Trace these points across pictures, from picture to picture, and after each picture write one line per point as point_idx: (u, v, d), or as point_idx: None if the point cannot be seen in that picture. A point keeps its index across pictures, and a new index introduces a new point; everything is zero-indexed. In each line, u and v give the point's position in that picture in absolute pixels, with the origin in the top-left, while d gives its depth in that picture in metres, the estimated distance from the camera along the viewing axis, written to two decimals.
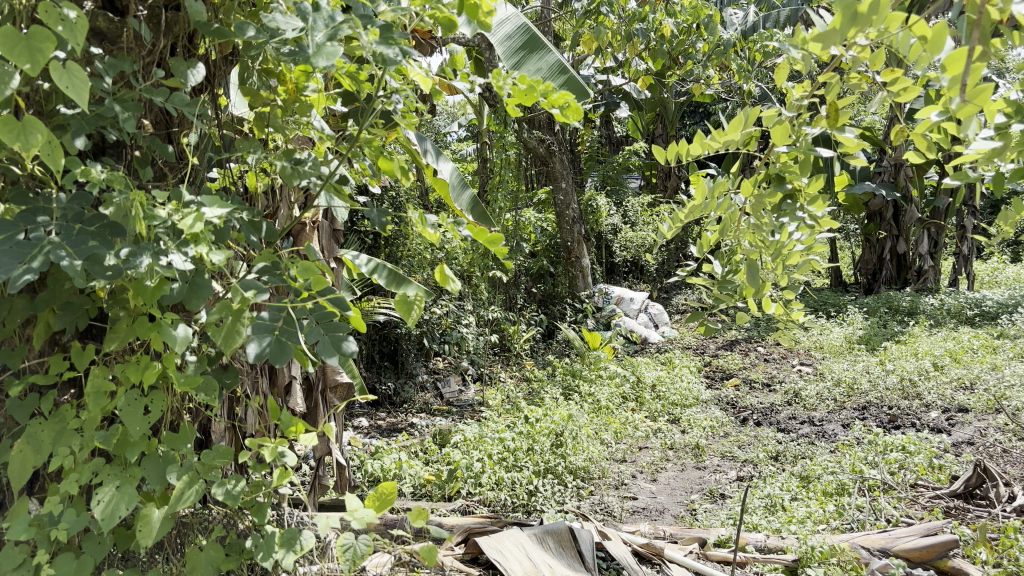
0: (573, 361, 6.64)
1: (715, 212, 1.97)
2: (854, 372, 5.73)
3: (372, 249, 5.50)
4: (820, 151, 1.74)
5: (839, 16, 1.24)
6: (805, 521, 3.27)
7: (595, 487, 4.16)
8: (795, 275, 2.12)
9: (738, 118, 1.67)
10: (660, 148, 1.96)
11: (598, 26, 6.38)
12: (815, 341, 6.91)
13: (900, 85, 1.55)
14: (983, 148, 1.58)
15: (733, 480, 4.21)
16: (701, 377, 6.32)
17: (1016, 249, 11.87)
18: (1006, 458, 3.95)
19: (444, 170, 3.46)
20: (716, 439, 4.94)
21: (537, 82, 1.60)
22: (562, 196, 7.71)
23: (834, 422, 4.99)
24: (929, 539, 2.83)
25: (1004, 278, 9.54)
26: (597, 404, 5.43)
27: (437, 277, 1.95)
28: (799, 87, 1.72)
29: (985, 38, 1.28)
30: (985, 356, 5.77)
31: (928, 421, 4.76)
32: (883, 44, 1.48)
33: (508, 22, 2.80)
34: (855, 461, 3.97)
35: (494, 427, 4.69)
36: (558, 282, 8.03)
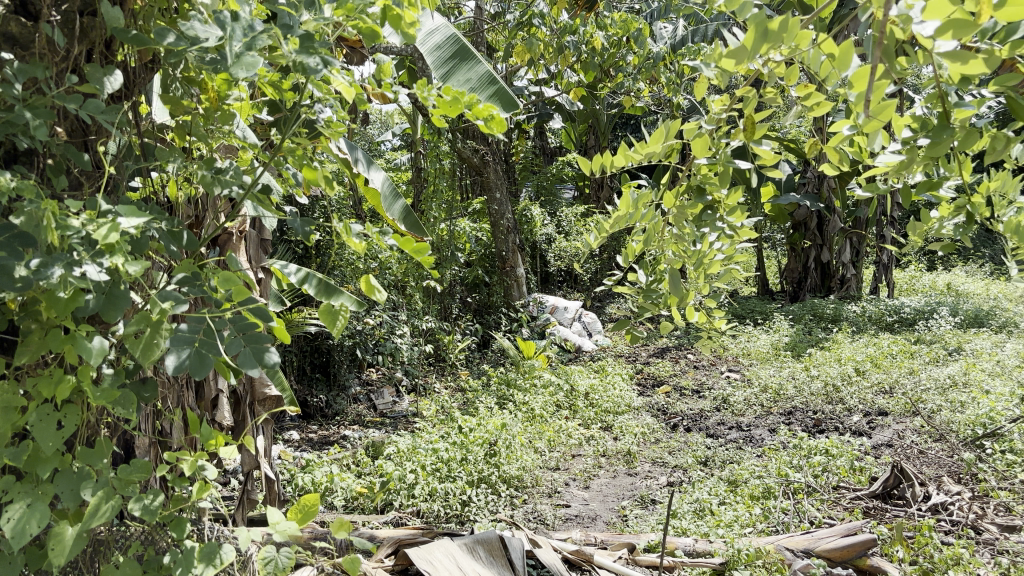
0: (508, 370, 6.66)
1: (640, 223, 2.01)
2: (780, 378, 5.88)
3: (303, 259, 5.43)
4: (738, 163, 1.79)
5: (751, 33, 1.29)
6: (732, 525, 3.31)
7: (528, 496, 4.18)
8: (716, 284, 2.19)
9: (659, 131, 1.71)
10: (586, 159, 1.99)
11: (530, 38, 6.44)
12: (743, 348, 7.07)
13: (813, 100, 1.61)
14: (890, 161, 1.72)
15: (663, 486, 4.27)
16: (632, 385, 6.41)
17: (933, 258, 12.34)
18: (922, 459, 4.10)
19: (376, 179, 3.44)
20: (648, 445, 5.01)
21: (461, 93, 1.62)
22: (496, 205, 7.73)
23: (760, 427, 5.11)
24: (848, 539, 2.92)
25: (921, 286, 9.90)
26: (531, 412, 5.45)
27: (363, 287, 1.94)
28: (718, 100, 1.76)
29: (889, 57, 1.34)
30: (903, 361, 5.97)
31: (850, 425, 4.91)
32: (796, 61, 1.53)
33: (437, 32, 2.82)
34: (781, 465, 4.06)
35: (427, 438, 4.67)
36: (493, 292, 8.04)
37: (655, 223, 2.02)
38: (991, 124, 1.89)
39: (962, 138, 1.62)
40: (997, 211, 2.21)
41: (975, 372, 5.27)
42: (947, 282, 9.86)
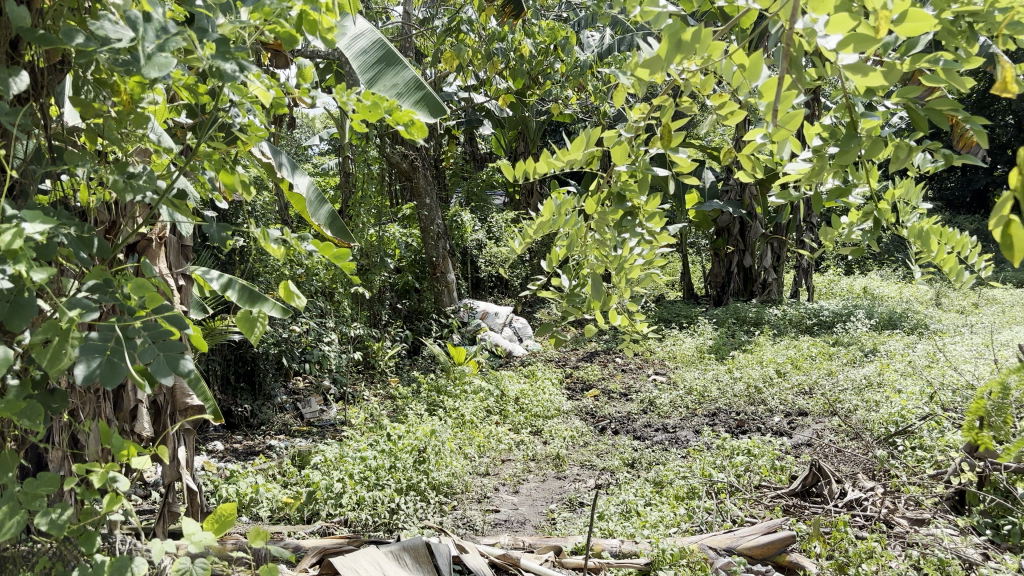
0: (438, 376, 6.63)
1: (562, 228, 2.04)
2: (705, 380, 6.00)
3: (227, 266, 5.33)
4: (655, 170, 1.83)
5: (665, 43, 1.32)
6: (657, 525, 3.37)
7: (457, 502, 4.18)
8: (637, 289, 2.24)
9: (580, 138, 1.74)
10: (509, 166, 2.01)
11: (458, 44, 6.45)
12: (669, 352, 7.20)
13: (727, 109, 1.65)
14: (801, 169, 1.78)
15: (591, 489, 4.31)
16: (562, 389, 6.45)
17: (850, 263, 12.78)
18: (839, 457, 4.22)
19: (301, 184, 3.40)
20: (576, 448, 5.05)
21: (381, 98, 1.62)
22: (427, 211, 7.68)
23: (686, 429, 5.21)
24: (770, 536, 3.01)
25: (839, 290, 10.23)
26: (461, 418, 5.44)
27: (281, 294, 1.91)
28: (636, 109, 1.80)
29: (796, 68, 1.39)
30: (822, 362, 6.17)
31: (771, 425, 5.05)
32: (710, 71, 1.58)
33: (363, 36, 2.81)
34: (705, 465, 4.15)
35: (355, 447, 4.62)
36: (423, 297, 7.96)
37: (578, 229, 2.04)
38: (895, 135, 1.98)
39: (868, 147, 1.69)
40: (903, 217, 2.31)
41: (888, 372, 5.48)
42: (863, 286, 10.22)
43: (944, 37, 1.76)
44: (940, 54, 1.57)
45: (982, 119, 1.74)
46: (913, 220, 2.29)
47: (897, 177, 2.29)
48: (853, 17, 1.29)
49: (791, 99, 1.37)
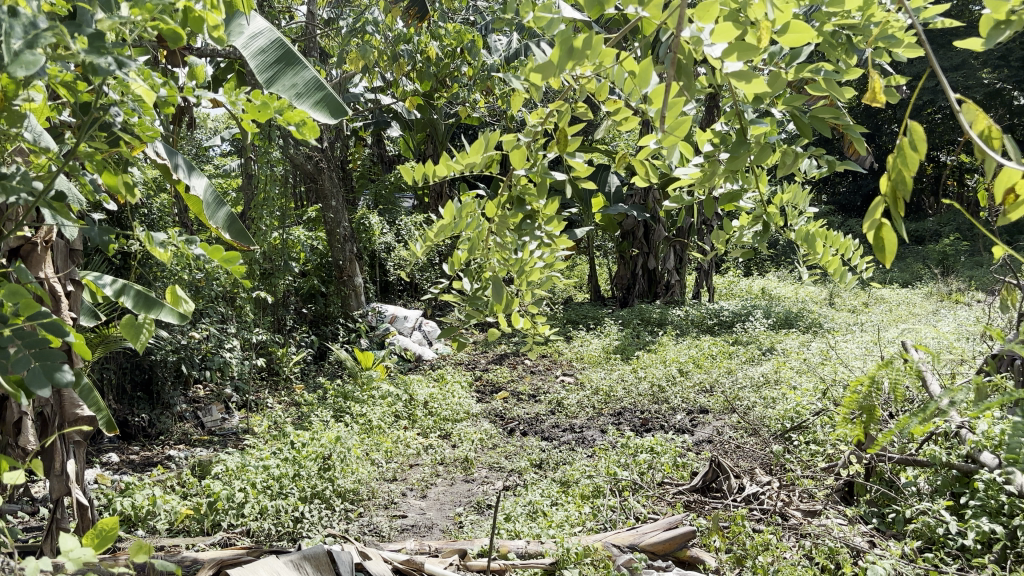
0: (345, 381, 6.54)
1: (463, 231, 2.04)
2: (610, 381, 6.10)
3: (122, 270, 5.13)
4: (554, 173, 1.85)
5: (557, 49, 1.34)
6: (562, 525, 3.41)
7: (363, 509, 4.13)
8: (537, 291, 2.26)
9: (478, 141, 1.74)
10: (408, 168, 1.99)
11: (363, 46, 6.40)
12: (576, 353, 7.29)
13: (622, 116, 1.69)
14: (693, 173, 1.83)
15: (499, 491, 4.31)
16: (471, 392, 6.44)
17: (749, 264, 13.20)
18: (738, 453, 4.34)
19: (198, 185, 3.30)
20: (484, 451, 5.05)
21: (272, 98, 1.59)
22: (333, 213, 7.54)
23: (592, 429, 5.29)
24: (671, 532, 3.09)
25: (740, 291, 10.55)
26: (368, 424, 5.37)
27: (167, 299, 1.86)
28: (534, 114, 1.82)
29: (684, 75, 1.43)
30: (722, 361, 6.35)
31: (674, 423, 5.17)
32: (604, 77, 1.61)
33: (262, 36, 2.76)
34: (609, 464, 4.21)
35: (258, 455, 4.50)
36: (330, 302, 7.84)
37: (480, 232, 2.04)
38: (783, 142, 2.06)
39: (756, 153, 1.76)
40: (791, 221, 2.41)
41: (784, 370, 5.68)
42: (761, 287, 10.57)
43: (825, 48, 1.85)
44: (821, 64, 1.65)
45: (861, 127, 1.84)
46: (800, 224, 2.40)
47: (785, 182, 2.39)
48: (736, 26, 1.33)
49: (680, 105, 1.41)
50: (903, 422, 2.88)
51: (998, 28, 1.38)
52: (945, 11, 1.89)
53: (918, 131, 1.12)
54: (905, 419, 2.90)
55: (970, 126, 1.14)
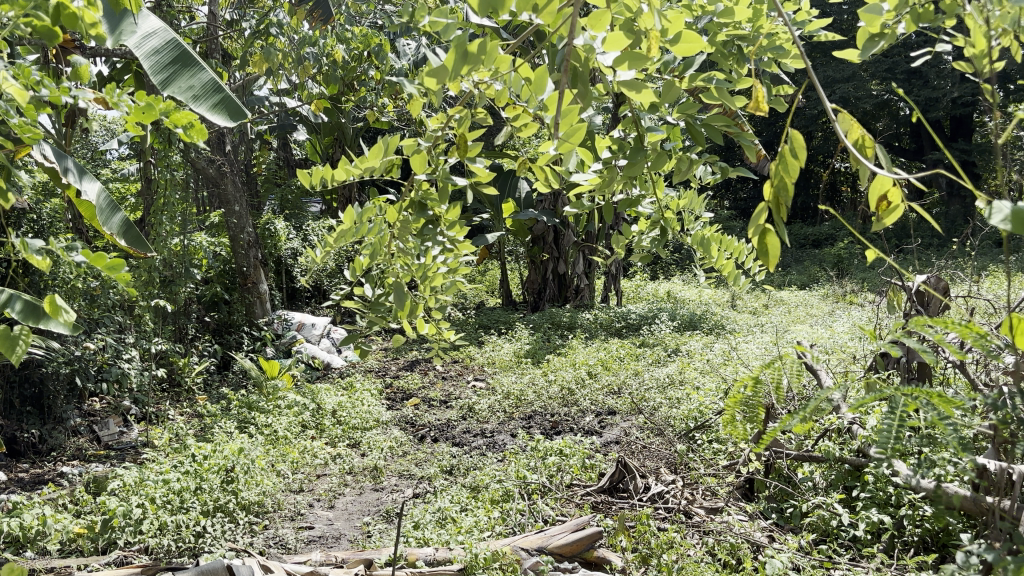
0: (250, 391, 6.37)
1: (363, 236, 2.01)
2: (521, 385, 6.12)
3: (6, 279, 4.88)
4: (454, 179, 1.84)
5: (452, 54, 1.33)
6: (471, 530, 3.41)
7: (268, 521, 4.04)
8: (441, 294, 2.26)
9: (377, 145, 1.71)
10: (305, 173, 1.94)
11: (267, 48, 6.27)
12: (488, 358, 7.29)
13: (522, 121, 1.69)
14: (591, 178, 1.85)
15: (408, 498, 4.28)
16: (381, 400, 6.36)
17: (655, 268, 13.50)
18: (644, 452, 4.42)
19: (88, 189, 3.16)
20: (394, 459, 5.00)
21: (157, 100, 1.55)
22: (236, 218, 7.34)
23: (503, 433, 5.31)
24: (578, 534, 3.13)
25: (646, 294, 10.77)
26: (273, 434, 5.24)
27: (45, 308, 1.77)
28: (433, 119, 1.81)
29: (580, 83, 1.45)
30: (630, 363, 6.47)
31: (582, 425, 5.24)
32: (503, 81, 1.61)
33: (156, 36, 2.67)
34: (519, 467, 4.23)
35: (157, 469, 4.33)
36: (234, 309, 7.64)
37: (381, 238, 2.01)
38: (680, 148, 2.12)
39: (653, 159, 1.80)
40: (688, 226, 2.49)
41: (689, 371, 5.83)
42: (666, 290, 10.81)
43: (717, 58, 1.93)
44: (713, 73, 1.71)
45: (751, 134, 1.91)
46: (696, 229, 2.48)
47: (682, 188, 2.47)
48: (627, 34, 1.36)
49: (575, 113, 1.43)
50: (796, 415, 3.00)
51: (872, 41, 1.46)
52: (827, 23, 1.99)
53: (799, 138, 1.17)
54: (798, 413, 3.02)
55: (846, 134, 1.20)
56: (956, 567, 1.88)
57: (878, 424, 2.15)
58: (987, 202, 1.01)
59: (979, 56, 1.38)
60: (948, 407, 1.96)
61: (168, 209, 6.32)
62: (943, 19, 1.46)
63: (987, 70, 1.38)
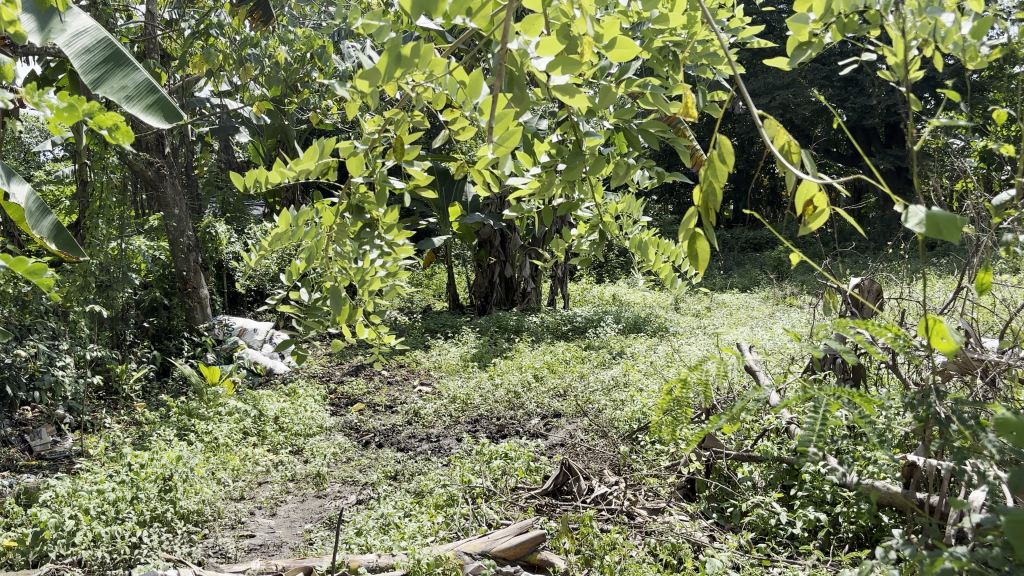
0: (191, 397, 6.24)
1: (299, 239, 1.99)
2: (467, 389, 6.10)
3: None
4: (392, 182, 1.83)
5: (384, 58, 1.32)
6: (415, 536, 3.38)
7: (208, 530, 3.96)
8: (380, 298, 2.25)
9: (312, 147, 1.69)
10: (238, 175, 1.91)
11: (207, 49, 6.18)
12: (434, 363, 7.26)
13: (460, 125, 1.68)
14: (528, 182, 1.86)
15: (352, 505, 4.24)
16: (325, 405, 6.29)
17: (601, 271, 13.60)
18: (588, 454, 4.45)
19: (17, 193, 3.07)
20: (338, 465, 4.94)
21: (80, 101, 1.51)
22: (175, 222, 7.14)
23: (448, 437, 5.29)
24: (521, 536, 3.13)
25: (592, 297, 10.85)
26: (213, 442, 5.15)
27: None
28: (370, 121, 1.79)
29: (514, 87, 1.45)
30: (575, 366, 6.50)
31: (528, 428, 5.25)
32: (438, 84, 1.61)
33: (87, 35, 2.61)
34: (464, 472, 4.22)
35: (91, 479, 4.21)
36: (173, 315, 7.49)
37: (318, 241, 1.98)
38: (617, 153, 2.14)
39: (591, 164, 1.81)
40: (627, 230, 2.52)
41: (632, 373, 5.89)
42: (612, 294, 10.92)
43: (653, 64, 1.95)
44: (647, 79, 1.72)
45: (686, 139, 1.93)
46: (634, 233, 2.51)
47: (621, 193, 2.50)
48: (560, 40, 1.37)
49: (509, 117, 1.43)
50: (735, 414, 3.05)
51: (800, 49, 1.48)
52: (760, 32, 2.03)
53: (726, 143, 1.19)
54: (736, 411, 3.07)
55: (772, 140, 1.22)
56: (877, 562, 1.95)
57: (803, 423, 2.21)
58: (904, 206, 1.03)
59: (898, 66, 1.43)
60: (871, 406, 2.07)
61: (104, 212, 6.17)
62: (867, 28, 1.51)
63: (907, 78, 1.43)
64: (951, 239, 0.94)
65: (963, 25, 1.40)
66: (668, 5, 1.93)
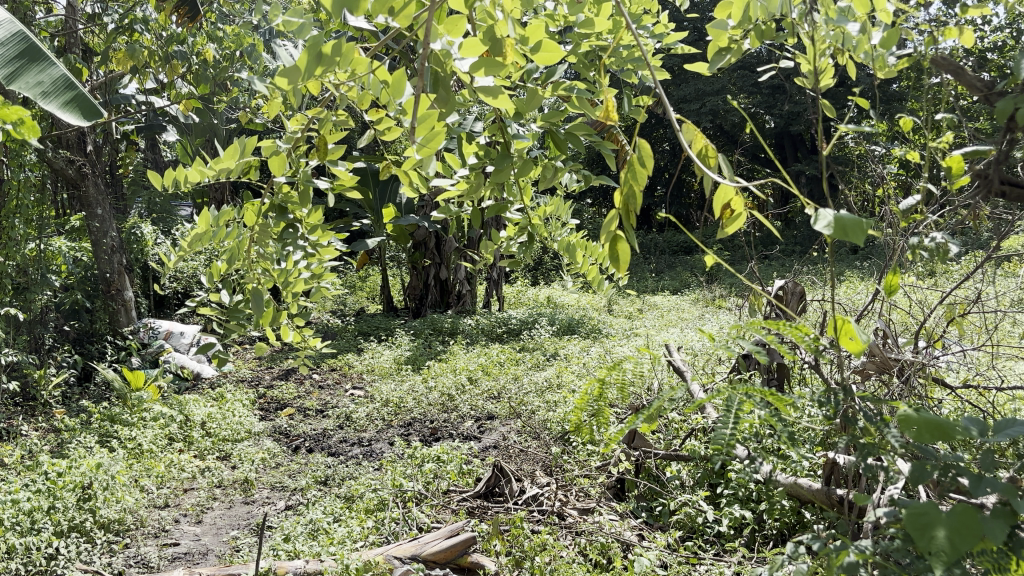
0: (113, 403, 6.05)
1: (221, 240, 1.94)
2: (401, 392, 6.05)
3: None
4: (316, 182, 1.80)
5: (305, 56, 1.30)
6: (344, 541, 3.35)
7: (130, 539, 3.85)
8: (304, 301, 2.23)
9: (232, 145, 1.65)
10: (157, 174, 1.86)
11: (131, 44, 6.00)
12: (367, 365, 7.18)
13: (385, 124, 1.66)
14: (453, 184, 1.86)
15: (280, 511, 4.17)
16: (254, 410, 6.16)
17: (535, 274, 13.68)
18: (520, 455, 4.46)
19: None
20: (266, 471, 4.85)
21: None
22: (99, 223, 6.84)
23: (380, 441, 5.24)
24: (452, 539, 3.12)
25: (527, 299, 10.90)
26: (137, 448, 5.00)
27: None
28: (292, 120, 1.77)
29: (440, 88, 1.44)
30: (509, 368, 6.51)
31: (462, 431, 5.24)
32: (363, 84, 1.59)
33: (0, 28, 2.52)
34: (395, 475, 4.18)
35: (5, 489, 4.04)
36: (96, 318, 7.25)
37: (240, 242, 1.94)
38: (545, 157, 2.16)
39: (519, 167, 1.81)
40: (554, 233, 2.54)
41: (566, 374, 5.93)
42: (547, 296, 10.98)
43: (580, 67, 1.97)
44: (573, 83, 1.74)
45: (612, 143, 1.95)
46: (563, 235, 2.54)
47: (550, 196, 2.51)
48: (484, 41, 1.36)
49: (433, 118, 1.43)
50: (654, 413, 3.07)
51: (720, 54, 1.51)
52: (684, 37, 2.07)
53: (646, 148, 1.21)
54: (654, 411, 3.09)
55: (690, 144, 1.24)
56: (785, 557, 2.01)
57: (716, 422, 2.26)
58: (814, 209, 1.06)
59: (811, 72, 1.47)
60: (784, 404, 2.14)
61: (21, 211, 5.96)
62: (784, 36, 1.55)
63: (819, 86, 1.48)
64: (858, 241, 0.97)
65: (873, 35, 1.45)
66: (594, 10, 1.95)
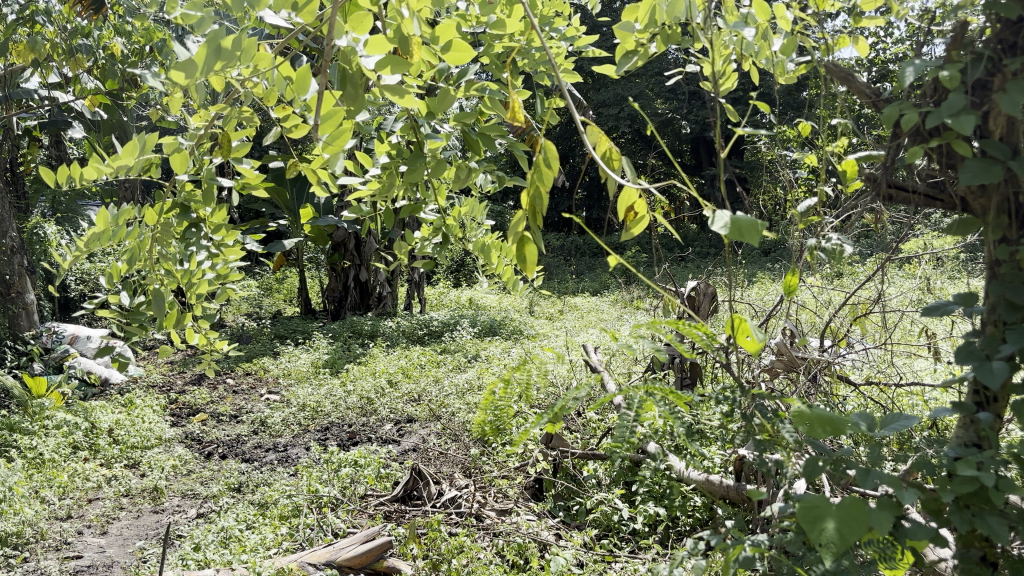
0: (13, 410, 5.78)
1: (118, 239, 1.87)
2: (318, 396, 5.95)
3: None
4: (220, 180, 1.75)
5: (203, 50, 1.25)
6: (256, 548, 3.28)
7: (28, 553, 3.67)
8: (209, 301, 2.17)
9: (130, 142, 1.59)
10: (49, 170, 1.77)
11: (31, 37, 5.76)
12: (283, 369, 7.03)
13: (291, 121, 1.62)
14: (363, 183, 1.83)
15: (190, 519, 4.05)
16: (164, 416, 5.97)
17: (457, 275, 13.66)
18: (438, 457, 4.44)
19: None
20: (177, 478, 4.71)
21: None
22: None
23: (297, 446, 5.14)
24: (368, 544, 3.07)
25: (447, 301, 10.86)
26: (37, 458, 4.80)
27: None
28: (194, 116, 1.71)
29: (346, 86, 1.42)
30: (429, 370, 6.46)
31: (380, 434, 5.18)
32: (268, 80, 1.55)
33: None
34: (311, 481, 4.09)
35: None
36: None
37: (140, 241, 1.87)
38: (457, 156, 2.15)
39: (431, 167, 1.80)
40: (469, 234, 2.53)
41: (486, 377, 5.93)
42: (468, 298, 10.97)
43: (492, 68, 1.97)
44: (483, 84, 1.73)
45: (522, 144, 1.95)
46: (477, 236, 2.54)
47: (465, 197, 2.50)
48: (390, 39, 1.35)
49: (338, 116, 1.40)
50: (565, 413, 3.08)
51: (627, 57, 1.53)
52: (595, 40, 2.09)
53: (551, 148, 1.22)
54: (563, 412, 3.09)
55: (595, 146, 1.25)
56: (689, 552, 2.06)
57: (625, 420, 2.29)
58: (712, 210, 1.08)
59: (714, 77, 1.50)
60: (686, 402, 2.18)
61: None
62: (689, 41, 1.58)
63: (722, 91, 1.52)
64: (752, 242, 0.99)
65: (775, 42, 1.49)
66: (505, 11, 1.95)
